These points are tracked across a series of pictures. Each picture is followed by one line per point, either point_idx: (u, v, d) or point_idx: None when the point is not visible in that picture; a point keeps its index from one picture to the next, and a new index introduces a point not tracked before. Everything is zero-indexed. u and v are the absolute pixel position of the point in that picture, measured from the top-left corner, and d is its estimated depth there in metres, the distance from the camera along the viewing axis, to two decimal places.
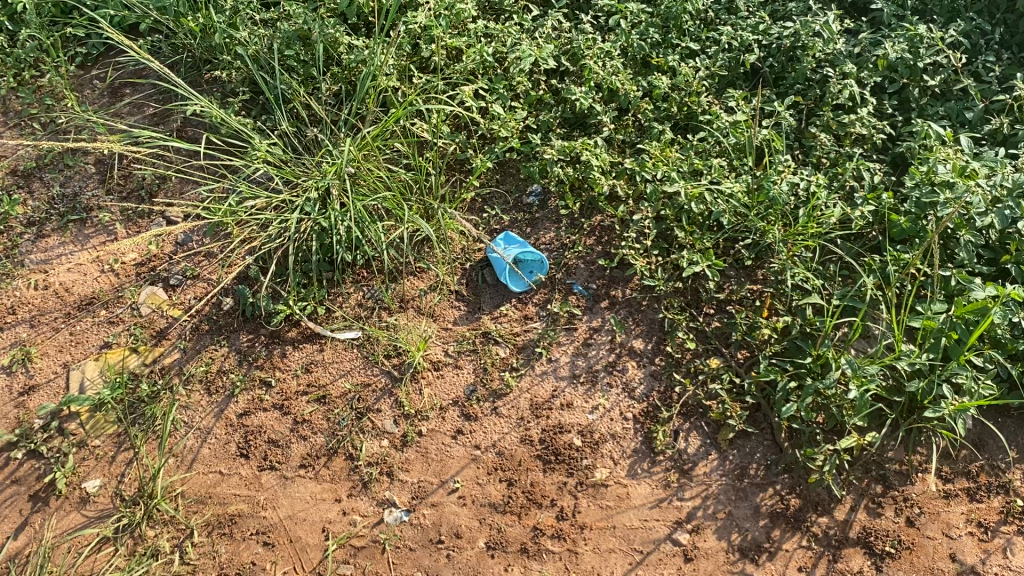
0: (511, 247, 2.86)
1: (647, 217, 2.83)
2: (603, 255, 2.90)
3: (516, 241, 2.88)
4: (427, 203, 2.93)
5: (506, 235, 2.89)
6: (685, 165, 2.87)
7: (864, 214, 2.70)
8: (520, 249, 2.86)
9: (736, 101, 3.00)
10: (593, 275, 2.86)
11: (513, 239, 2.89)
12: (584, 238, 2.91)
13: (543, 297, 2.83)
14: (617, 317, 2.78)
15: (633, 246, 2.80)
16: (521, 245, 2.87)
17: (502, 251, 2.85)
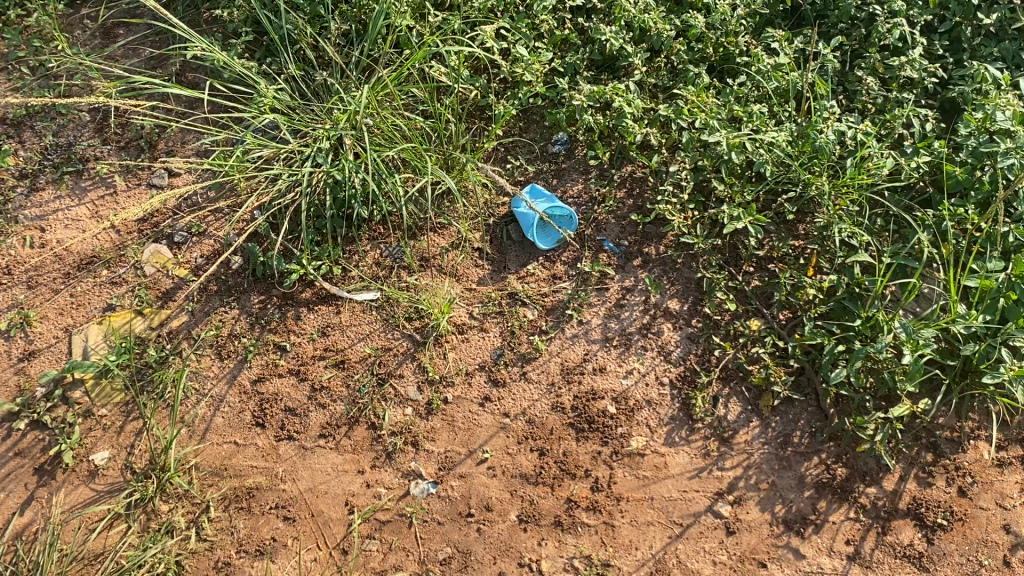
0: (539, 202, 2.69)
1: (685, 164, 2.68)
2: (635, 209, 2.73)
3: (545, 195, 2.71)
4: (447, 154, 2.75)
5: (534, 189, 2.72)
6: (724, 113, 2.69)
7: (918, 165, 2.51)
8: (549, 204, 2.68)
9: (779, 42, 2.78)
10: (625, 231, 2.71)
11: (541, 193, 2.71)
12: (614, 192, 2.75)
13: (571, 255, 2.67)
14: (651, 277, 2.63)
15: (669, 201, 2.64)
16: (550, 199, 2.70)
17: (529, 206, 2.68)
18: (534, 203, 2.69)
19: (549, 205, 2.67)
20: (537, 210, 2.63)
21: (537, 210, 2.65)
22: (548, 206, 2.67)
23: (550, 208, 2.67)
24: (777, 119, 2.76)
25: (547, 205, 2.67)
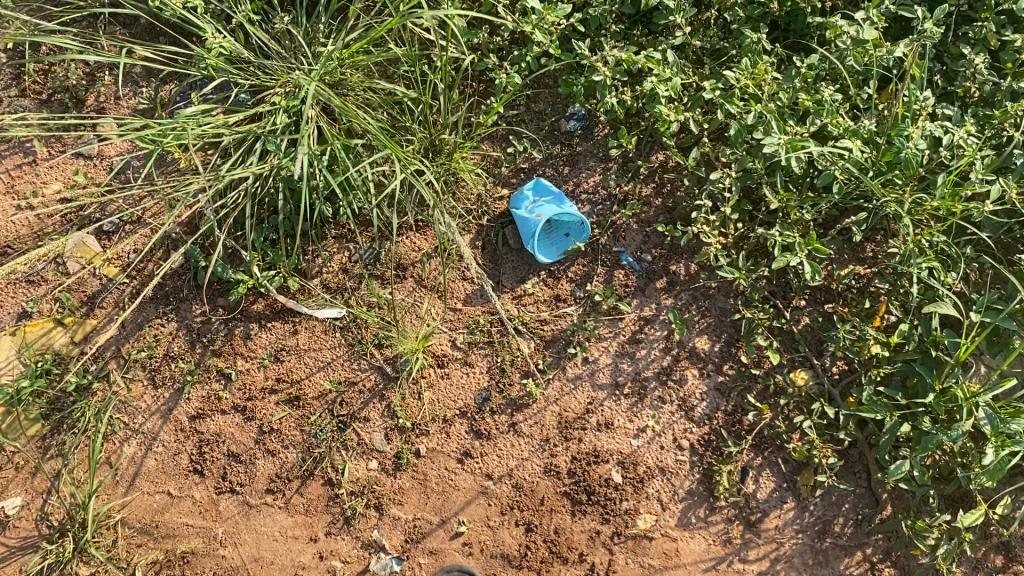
0: (546, 203, 2.17)
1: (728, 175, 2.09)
2: (664, 215, 2.22)
3: (556, 195, 2.19)
4: (433, 136, 2.21)
5: (542, 184, 2.20)
6: (786, 100, 2.11)
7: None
8: (559, 206, 2.16)
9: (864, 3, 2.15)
10: (649, 243, 2.20)
11: (551, 190, 2.20)
12: (639, 190, 2.22)
13: (581, 271, 2.18)
14: (677, 306, 2.15)
15: (706, 215, 2.09)
16: (561, 201, 2.19)
17: (534, 206, 2.16)
18: (540, 204, 2.17)
19: (559, 208, 2.16)
20: (544, 215, 2.12)
21: (543, 213, 2.14)
22: (557, 209, 2.15)
23: (560, 212, 2.15)
24: (851, 106, 2.17)
25: (556, 208, 2.15)
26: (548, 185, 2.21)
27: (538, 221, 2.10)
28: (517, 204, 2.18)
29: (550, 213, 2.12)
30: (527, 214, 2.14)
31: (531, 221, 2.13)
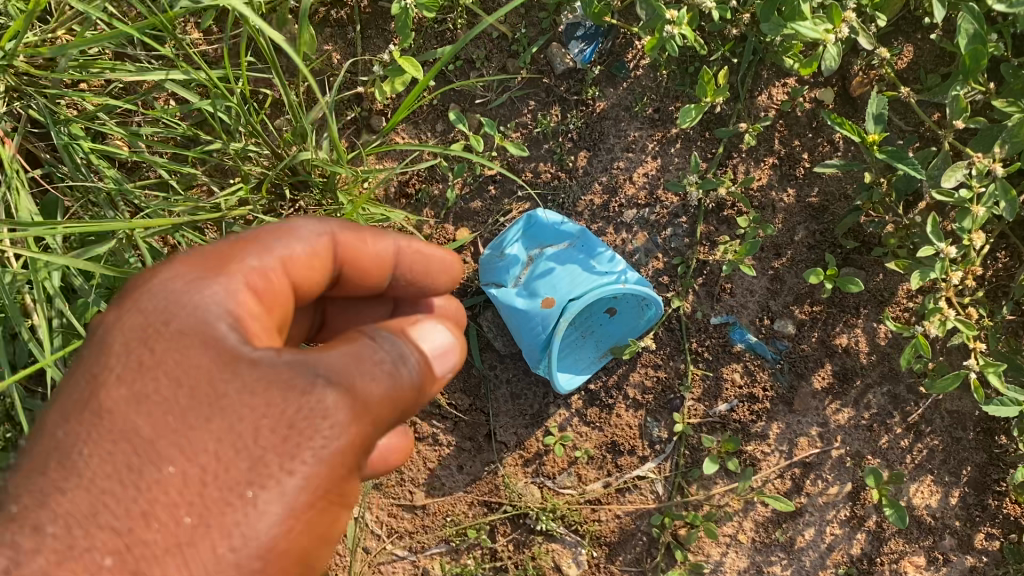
0: (561, 262, 1.01)
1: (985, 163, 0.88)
2: (806, 228, 1.05)
3: (577, 237, 1.02)
4: (283, 163, 0.98)
5: (541, 218, 1.01)
6: None
7: None
8: (591, 266, 1.00)
9: None
10: (785, 297, 1.04)
11: (563, 226, 1.01)
12: (746, 186, 1.04)
13: (653, 383, 1.05)
14: (861, 424, 1.04)
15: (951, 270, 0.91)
16: (590, 244, 1.01)
17: (537, 277, 1.00)
18: (545, 269, 1.01)
19: (594, 273, 0.99)
20: (573, 303, 0.97)
21: (564, 297, 0.98)
22: (591, 278, 0.99)
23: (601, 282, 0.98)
24: None
25: (586, 277, 0.99)
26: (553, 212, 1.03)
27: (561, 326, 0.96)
28: (497, 276, 1.01)
29: (583, 297, 0.97)
30: (530, 303, 0.99)
31: (543, 319, 0.98)
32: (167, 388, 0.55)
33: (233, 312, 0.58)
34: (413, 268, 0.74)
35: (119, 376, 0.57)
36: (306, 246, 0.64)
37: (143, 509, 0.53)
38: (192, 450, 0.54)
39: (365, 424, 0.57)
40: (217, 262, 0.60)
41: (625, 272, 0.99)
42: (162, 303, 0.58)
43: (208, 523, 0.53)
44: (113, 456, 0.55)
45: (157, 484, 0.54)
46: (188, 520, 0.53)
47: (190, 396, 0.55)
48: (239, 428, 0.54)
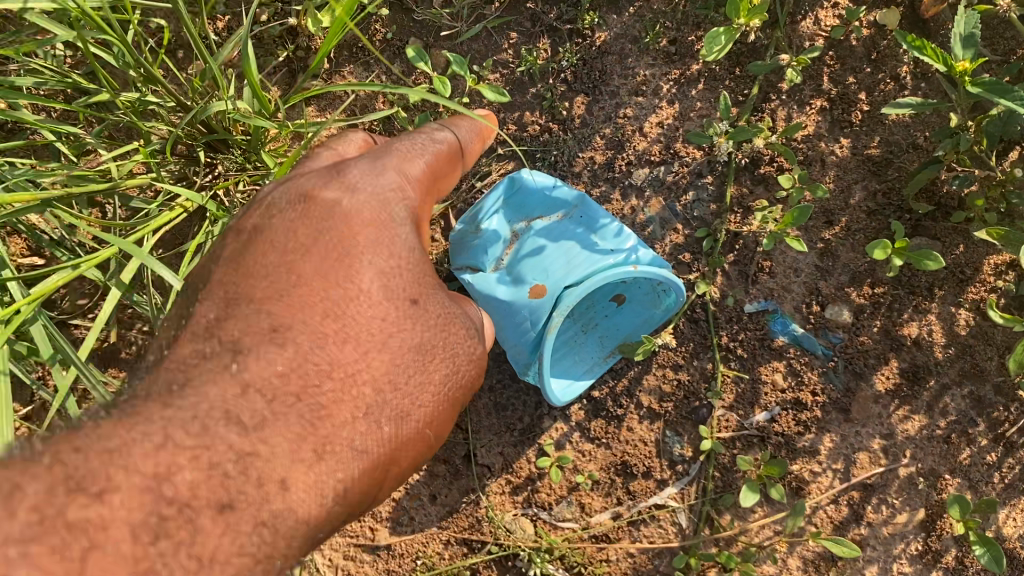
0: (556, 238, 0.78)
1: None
2: (864, 188, 0.82)
3: (577, 209, 0.79)
4: (186, 118, 0.75)
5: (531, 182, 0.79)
6: None
7: None
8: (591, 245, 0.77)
9: None
10: (838, 277, 0.82)
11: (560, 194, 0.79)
12: (786, 136, 0.81)
13: (671, 389, 0.84)
14: (936, 435, 0.82)
15: None
16: (595, 218, 0.79)
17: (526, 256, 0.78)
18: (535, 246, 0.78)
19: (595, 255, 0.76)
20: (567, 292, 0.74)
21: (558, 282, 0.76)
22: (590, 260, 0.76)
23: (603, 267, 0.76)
24: None
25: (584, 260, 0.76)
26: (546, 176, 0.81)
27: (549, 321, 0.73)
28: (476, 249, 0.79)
29: (579, 285, 0.74)
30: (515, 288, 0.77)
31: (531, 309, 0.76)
32: (410, 277, 0.52)
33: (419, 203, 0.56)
34: None
35: (312, 229, 0.51)
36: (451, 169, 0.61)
37: (317, 390, 0.47)
38: (383, 342, 0.50)
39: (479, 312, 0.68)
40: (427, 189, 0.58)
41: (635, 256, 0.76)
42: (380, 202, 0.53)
43: (384, 404, 0.49)
44: (309, 314, 0.48)
45: (349, 355, 0.49)
46: (367, 404, 0.49)
47: (404, 292, 0.52)
48: (412, 356, 0.51)
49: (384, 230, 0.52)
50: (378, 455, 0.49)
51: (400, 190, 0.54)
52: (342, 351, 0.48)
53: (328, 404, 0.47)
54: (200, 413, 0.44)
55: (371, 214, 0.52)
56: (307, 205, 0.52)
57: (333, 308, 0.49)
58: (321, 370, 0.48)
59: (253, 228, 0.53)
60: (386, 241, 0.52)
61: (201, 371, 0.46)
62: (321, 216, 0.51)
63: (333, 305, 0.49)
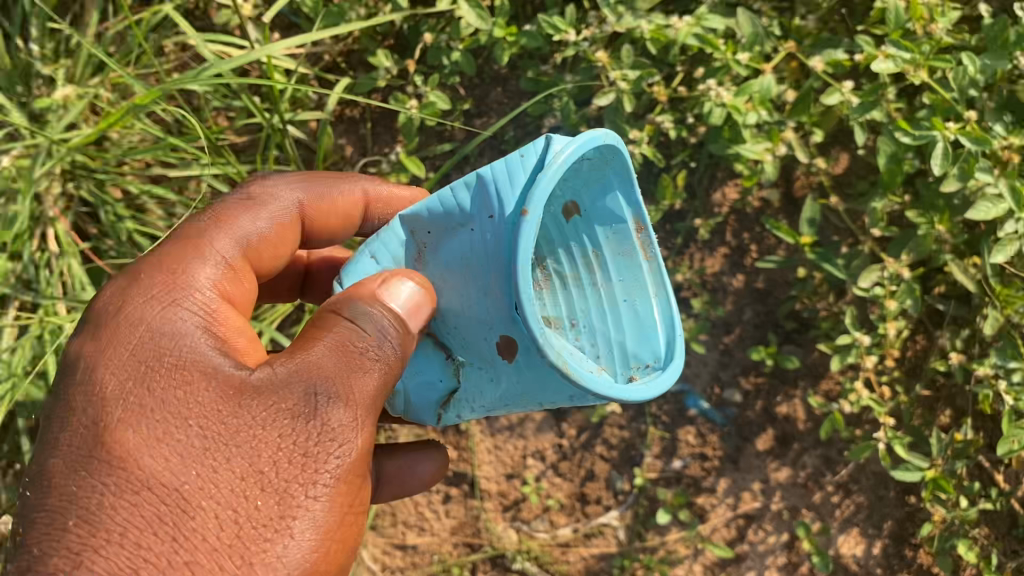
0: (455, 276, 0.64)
1: (892, 272, 1.05)
2: (752, 310, 1.20)
3: (409, 223, 0.66)
4: None
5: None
6: (986, 83, 1.04)
7: None
8: (488, 239, 0.60)
9: None
10: (733, 369, 1.20)
11: (379, 251, 0.69)
12: (700, 272, 1.20)
13: (616, 443, 1.21)
14: (797, 481, 1.19)
15: (867, 355, 1.07)
16: (430, 217, 0.64)
17: (461, 335, 0.66)
18: (470, 332, 0.65)
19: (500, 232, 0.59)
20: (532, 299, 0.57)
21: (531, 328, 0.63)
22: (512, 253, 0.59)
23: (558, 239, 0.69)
24: None
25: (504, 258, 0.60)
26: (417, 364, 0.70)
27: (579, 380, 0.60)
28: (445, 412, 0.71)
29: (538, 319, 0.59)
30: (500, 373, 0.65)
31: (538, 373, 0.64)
32: (186, 401, 0.63)
33: (217, 284, 0.71)
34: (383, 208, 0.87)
35: (109, 397, 0.63)
36: (280, 210, 0.79)
37: (172, 519, 0.60)
38: (206, 463, 0.61)
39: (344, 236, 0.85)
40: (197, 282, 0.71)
41: (508, 183, 0.59)
42: (138, 326, 0.66)
43: (218, 507, 0.60)
44: (126, 479, 0.60)
45: (205, 482, 0.61)
46: (198, 522, 0.60)
47: (195, 416, 0.62)
48: (225, 466, 0.61)
49: (190, 375, 0.64)
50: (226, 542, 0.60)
51: (182, 314, 0.67)
52: (217, 469, 0.61)
53: (161, 535, 0.59)
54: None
55: (158, 353, 0.65)
56: (89, 370, 0.65)
57: (185, 443, 0.62)
58: (159, 506, 0.60)
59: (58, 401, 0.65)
60: (202, 377, 0.64)
61: (75, 543, 0.60)
62: (125, 377, 0.64)
63: (188, 440, 0.62)
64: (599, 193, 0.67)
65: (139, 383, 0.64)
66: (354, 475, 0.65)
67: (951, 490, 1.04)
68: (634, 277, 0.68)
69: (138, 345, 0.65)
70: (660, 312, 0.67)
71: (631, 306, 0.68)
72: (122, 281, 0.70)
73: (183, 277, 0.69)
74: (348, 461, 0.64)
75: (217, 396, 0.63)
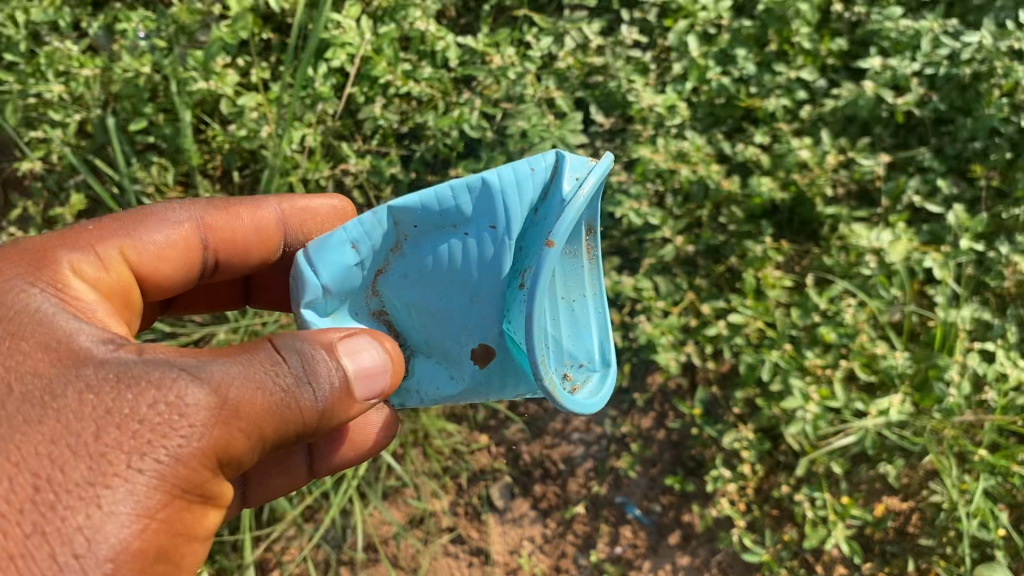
0: (438, 265, 1.01)
1: (745, 438, 1.79)
2: (669, 453, 1.93)
3: (398, 216, 0.96)
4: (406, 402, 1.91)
5: (335, 273, 0.98)
6: (799, 328, 1.81)
7: None
8: (481, 244, 0.99)
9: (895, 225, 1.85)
10: (655, 490, 1.93)
11: (358, 240, 0.97)
12: (638, 427, 1.94)
13: (581, 532, 1.93)
14: (693, 565, 1.89)
15: (724, 484, 1.79)
16: (421, 212, 0.95)
17: (435, 341, 1.10)
18: (446, 340, 1.09)
19: (497, 244, 0.98)
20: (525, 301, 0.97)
21: (491, 322, 1.06)
22: (500, 262, 1.00)
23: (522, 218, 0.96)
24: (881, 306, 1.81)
25: (492, 262, 1.00)
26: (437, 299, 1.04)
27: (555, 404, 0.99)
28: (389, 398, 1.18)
29: (519, 298, 1.00)
30: (465, 378, 1.12)
31: (493, 375, 1.12)
32: (50, 379, 0.97)
33: (77, 262, 1.17)
34: (301, 224, 1.40)
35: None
36: (176, 224, 1.31)
37: (27, 462, 0.92)
38: (57, 429, 0.94)
39: (222, 245, 1.35)
40: (45, 254, 1.16)
41: (513, 196, 0.94)
42: (25, 319, 1.03)
43: (64, 455, 0.93)
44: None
45: (47, 444, 0.93)
46: (49, 463, 0.92)
47: (49, 392, 0.96)
48: (70, 428, 0.94)
49: (71, 354, 1.00)
50: (61, 480, 0.92)
51: (52, 314, 1.04)
52: (47, 421, 0.94)
53: (11, 467, 0.92)
54: None
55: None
56: None
57: (27, 395, 0.96)
58: (23, 449, 0.93)
59: None
60: (65, 358, 0.99)
61: None
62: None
63: (24, 395, 0.96)
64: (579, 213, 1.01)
65: (3, 343, 1.01)
66: (191, 458, 0.97)
67: (775, 568, 1.76)
68: (574, 273, 1.06)
69: (13, 317, 1.04)
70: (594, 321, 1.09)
71: (570, 306, 1.08)
72: (4, 263, 1.12)
73: (52, 252, 1.17)
74: (178, 448, 0.95)
75: (90, 369, 0.98)
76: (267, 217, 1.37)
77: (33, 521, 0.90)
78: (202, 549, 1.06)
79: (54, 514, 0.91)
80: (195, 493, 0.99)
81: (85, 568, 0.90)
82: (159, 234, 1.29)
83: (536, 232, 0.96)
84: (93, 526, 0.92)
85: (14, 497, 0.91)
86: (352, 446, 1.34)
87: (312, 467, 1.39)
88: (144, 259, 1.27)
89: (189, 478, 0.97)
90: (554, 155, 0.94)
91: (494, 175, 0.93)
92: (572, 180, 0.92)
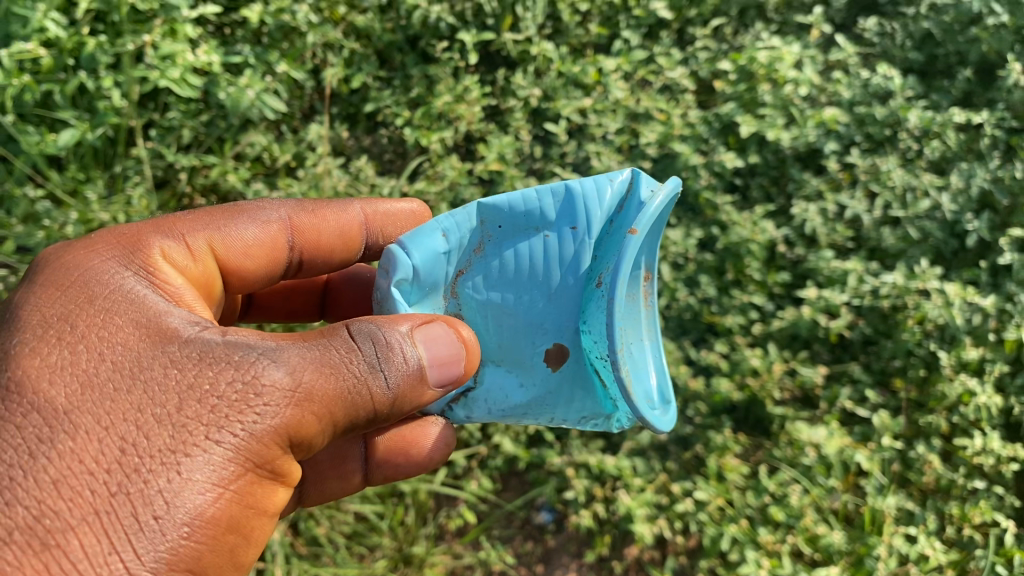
0: (520, 263, 1.28)
1: None
2: None
3: (487, 214, 1.25)
4: (418, 558, 2.20)
5: (425, 255, 1.20)
6: (754, 508, 2.16)
7: None
8: (562, 242, 1.26)
9: (829, 423, 2.25)
10: None
11: (448, 229, 1.23)
12: None
13: None
14: None
15: None
16: (508, 210, 1.24)
17: (511, 349, 1.35)
18: (522, 348, 1.35)
19: (577, 244, 1.25)
20: (603, 294, 1.23)
21: (567, 323, 1.32)
22: (580, 260, 1.26)
23: (596, 232, 1.25)
24: (821, 493, 2.16)
25: (572, 262, 1.27)
26: (521, 286, 1.29)
27: (630, 407, 1.23)
28: (454, 412, 1.38)
29: (595, 295, 1.27)
30: (535, 384, 1.36)
31: (561, 380, 1.36)
32: (137, 350, 1.11)
33: (165, 249, 1.33)
34: (380, 227, 1.67)
35: (90, 336, 1.11)
36: (266, 223, 1.52)
37: (117, 427, 1.05)
38: (143, 397, 1.07)
39: (308, 249, 1.58)
40: (137, 240, 1.31)
41: (594, 201, 1.23)
42: (113, 293, 1.17)
43: (152, 421, 1.06)
44: (88, 393, 1.06)
45: (138, 409, 1.06)
46: (138, 428, 1.05)
47: (137, 363, 1.09)
48: (156, 398, 1.07)
49: (160, 332, 1.13)
50: (150, 444, 1.05)
51: (136, 293, 1.19)
52: (136, 390, 1.07)
53: (103, 426, 1.04)
54: (39, 443, 1.02)
55: (89, 294, 1.16)
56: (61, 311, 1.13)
57: (118, 366, 1.09)
58: (114, 411, 1.05)
59: (34, 320, 1.12)
60: (154, 333, 1.13)
61: (46, 419, 1.03)
62: (72, 306, 1.14)
63: (115, 364, 1.09)
64: (643, 252, 1.35)
65: (95, 316, 1.13)
66: (264, 435, 1.11)
67: None
68: (635, 315, 1.38)
69: (103, 288, 1.18)
70: (650, 361, 1.40)
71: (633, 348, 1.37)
72: (95, 246, 1.26)
73: (147, 239, 1.32)
74: (252, 425, 1.10)
75: (176, 346, 1.12)
76: (349, 220, 1.63)
77: (118, 482, 1.02)
78: (265, 520, 1.20)
79: (139, 476, 1.03)
80: (264, 469, 1.14)
81: (162, 529, 1.03)
82: (250, 227, 1.49)
83: (611, 238, 1.25)
84: (172, 490, 1.04)
85: (102, 458, 1.03)
86: (406, 454, 1.58)
87: (366, 476, 1.63)
88: (234, 253, 1.47)
89: (260, 453, 1.12)
90: (629, 173, 1.24)
91: (578, 184, 1.24)
92: (647, 191, 1.22)
